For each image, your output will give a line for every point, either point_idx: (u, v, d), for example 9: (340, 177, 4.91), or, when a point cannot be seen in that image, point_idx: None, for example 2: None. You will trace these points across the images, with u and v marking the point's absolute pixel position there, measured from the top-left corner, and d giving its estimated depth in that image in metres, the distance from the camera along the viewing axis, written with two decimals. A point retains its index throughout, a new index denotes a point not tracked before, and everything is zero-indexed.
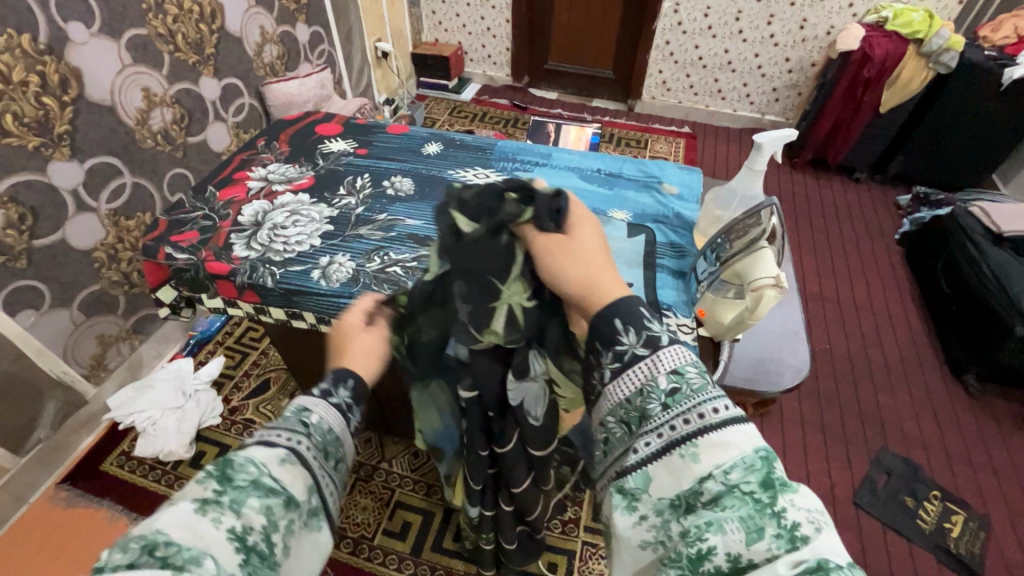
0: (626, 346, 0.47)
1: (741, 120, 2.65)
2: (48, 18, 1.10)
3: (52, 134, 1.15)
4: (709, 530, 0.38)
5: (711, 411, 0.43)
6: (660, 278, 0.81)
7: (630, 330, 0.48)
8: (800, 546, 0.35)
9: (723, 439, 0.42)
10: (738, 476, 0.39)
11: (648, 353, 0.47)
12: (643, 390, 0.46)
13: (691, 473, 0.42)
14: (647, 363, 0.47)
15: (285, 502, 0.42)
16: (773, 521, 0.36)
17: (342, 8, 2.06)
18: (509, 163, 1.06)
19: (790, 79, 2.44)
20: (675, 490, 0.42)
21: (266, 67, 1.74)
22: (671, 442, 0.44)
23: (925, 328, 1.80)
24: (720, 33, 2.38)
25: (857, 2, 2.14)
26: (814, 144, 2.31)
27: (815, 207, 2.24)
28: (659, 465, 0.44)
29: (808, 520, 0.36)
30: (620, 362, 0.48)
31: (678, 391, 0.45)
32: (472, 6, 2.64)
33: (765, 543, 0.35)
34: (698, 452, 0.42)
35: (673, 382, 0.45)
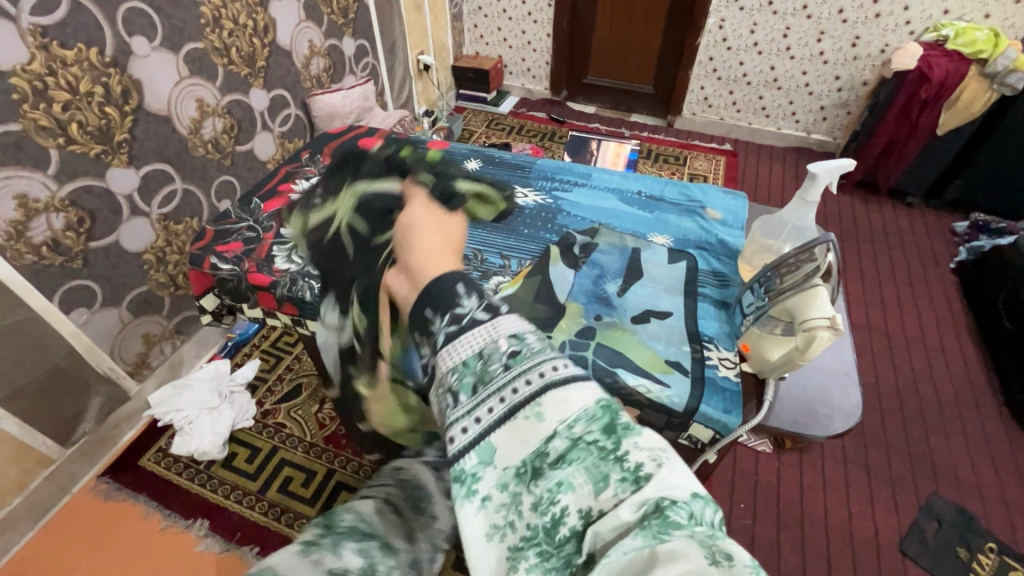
0: (466, 310, 0.58)
1: (786, 139, 2.57)
2: (114, 33, 1.16)
3: (112, 142, 1.21)
4: (561, 491, 0.45)
5: (549, 370, 0.51)
6: (702, 308, 0.79)
7: (472, 296, 0.59)
8: (642, 485, 0.44)
9: (565, 399, 0.49)
10: (581, 429, 0.47)
11: (485, 317, 0.56)
12: (485, 352, 0.54)
13: (537, 434, 0.48)
14: (486, 326, 0.56)
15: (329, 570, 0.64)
16: (618, 467, 0.45)
17: (387, 22, 2.10)
18: (546, 182, 1.05)
19: (839, 98, 2.36)
20: (522, 456, 0.48)
21: (313, 78, 1.79)
22: (514, 405, 0.50)
23: (982, 365, 1.69)
24: (766, 50, 2.33)
25: (914, 19, 2.06)
26: (863, 166, 2.22)
27: (864, 232, 2.15)
28: (505, 431, 0.50)
29: (649, 458, 0.45)
30: (457, 324, 0.57)
31: (517, 353, 0.53)
32: (514, 19, 2.66)
33: (611, 489, 0.44)
34: (542, 411, 0.49)
35: (513, 346, 0.54)
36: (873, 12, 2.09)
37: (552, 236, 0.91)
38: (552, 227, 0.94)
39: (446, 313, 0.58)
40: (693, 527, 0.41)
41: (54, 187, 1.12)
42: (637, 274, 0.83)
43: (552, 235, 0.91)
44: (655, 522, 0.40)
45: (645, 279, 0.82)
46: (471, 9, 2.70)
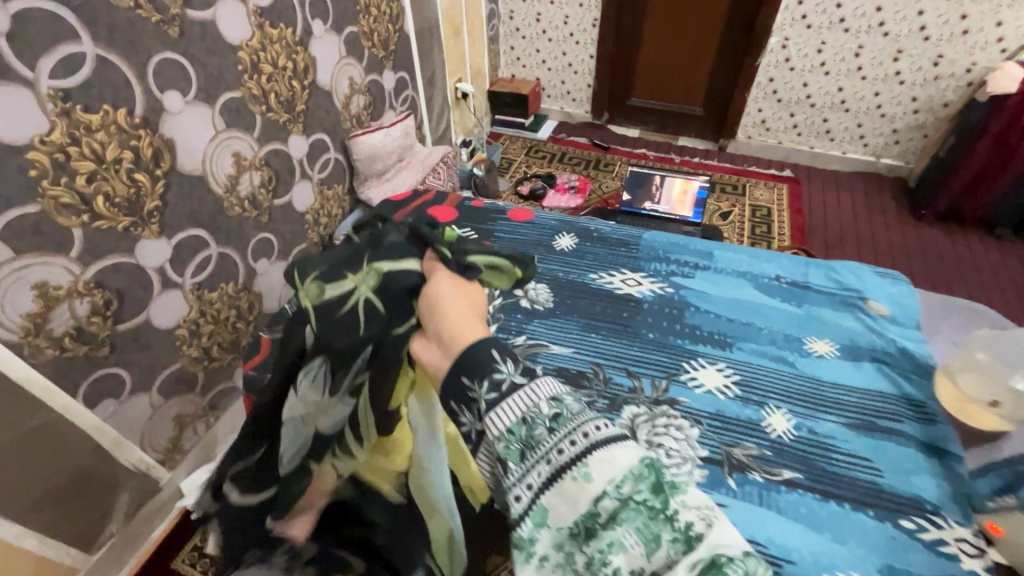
0: (503, 375, 0.46)
1: (851, 164, 2.35)
2: (145, 89, 1.01)
3: (142, 212, 1.06)
4: (612, 550, 0.40)
5: (594, 430, 0.44)
6: (896, 449, 0.77)
7: (507, 357, 0.47)
8: (696, 546, 0.39)
9: (610, 455, 0.43)
10: (630, 489, 0.42)
11: (524, 381, 0.46)
12: (525, 418, 0.45)
13: (587, 496, 0.42)
14: (525, 390, 0.46)
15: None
16: (668, 527, 0.40)
17: (427, 51, 1.96)
18: (662, 266, 1.07)
19: (915, 120, 2.15)
20: (573, 517, 0.43)
21: (353, 118, 1.63)
22: (560, 467, 0.43)
23: None
24: (834, 70, 2.14)
25: (1008, 36, 1.87)
26: (948, 194, 2.00)
27: (953, 268, 1.92)
28: (552, 494, 0.43)
29: (698, 516, 0.41)
30: (496, 392, 0.46)
31: (560, 415, 0.45)
32: (555, 40, 2.50)
33: (664, 551, 0.39)
34: (590, 471, 0.43)
35: (554, 408, 0.45)
36: (960, 29, 1.90)
37: (695, 345, 0.91)
38: (686, 330, 0.94)
39: (483, 379, 0.46)
40: None
41: (78, 271, 0.97)
42: (800, 399, 0.83)
43: (694, 342, 0.91)
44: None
45: (812, 406, 0.82)
46: (508, 31, 2.54)
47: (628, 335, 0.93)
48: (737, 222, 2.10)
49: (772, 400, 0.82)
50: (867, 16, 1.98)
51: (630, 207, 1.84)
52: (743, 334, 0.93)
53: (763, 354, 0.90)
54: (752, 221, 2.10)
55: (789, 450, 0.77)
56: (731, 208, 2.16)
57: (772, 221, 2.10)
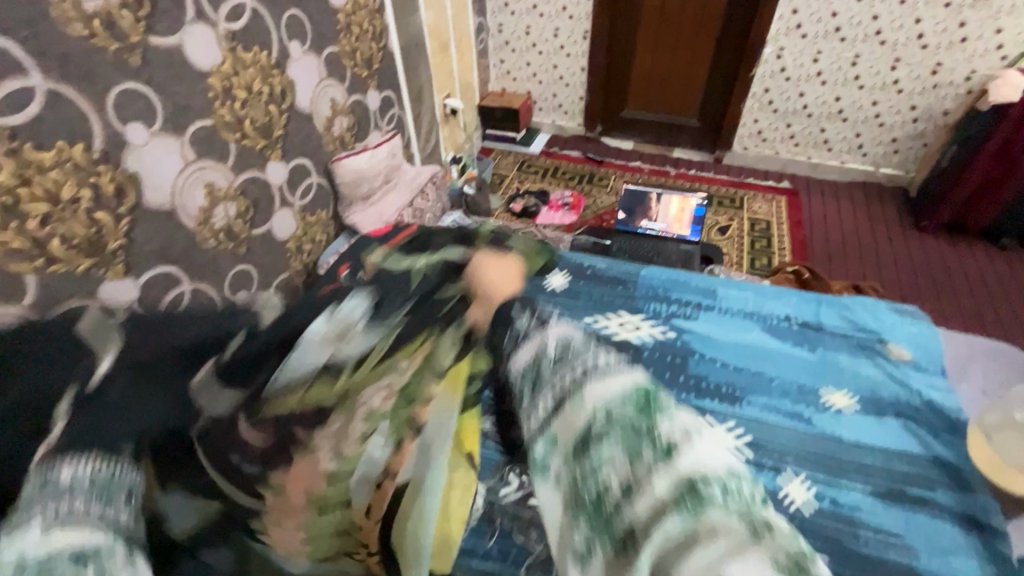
0: (521, 327, 0.49)
1: (851, 174, 2.29)
2: (105, 122, 0.94)
3: (104, 252, 0.98)
4: (603, 467, 0.40)
5: (593, 362, 0.44)
6: (921, 519, 0.79)
7: (524, 312, 0.50)
8: (675, 458, 0.38)
9: (606, 382, 0.42)
10: (618, 409, 0.41)
11: (537, 329, 0.48)
12: (534, 359, 0.46)
13: (581, 421, 0.41)
14: (536, 337, 0.48)
15: (77, 558, 0.33)
16: (651, 444, 0.39)
17: (414, 68, 1.90)
18: (666, 307, 1.09)
19: (915, 129, 2.10)
20: (570, 437, 0.42)
21: (335, 140, 1.57)
22: (562, 397, 0.43)
23: None
24: (831, 79, 2.10)
25: (1007, 43, 1.83)
26: (953, 204, 1.93)
27: (960, 281, 1.86)
28: (556, 422, 0.43)
29: (681, 432, 0.40)
30: (515, 342, 0.48)
31: (566, 352, 0.45)
32: (545, 53, 2.45)
33: (648, 466, 0.38)
34: (585, 396, 0.42)
35: (560, 347, 0.46)
36: (958, 36, 1.86)
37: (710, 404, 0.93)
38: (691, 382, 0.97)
39: (502, 329, 0.50)
40: (731, 508, 0.36)
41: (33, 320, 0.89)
42: (830, 469, 0.84)
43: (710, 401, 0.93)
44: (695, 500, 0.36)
45: (840, 472, 0.84)
46: (497, 44, 2.49)
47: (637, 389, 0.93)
48: (736, 237, 2.05)
49: (790, 464, 0.84)
50: (864, 25, 1.94)
51: (624, 226, 1.78)
52: (760, 389, 0.94)
53: (779, 411, 0.92)
54: (751, 236, 2.04)
55: (814, 525, 0.78)
56: (729, 222, 2.10)
57: (771, 235, 2.04)
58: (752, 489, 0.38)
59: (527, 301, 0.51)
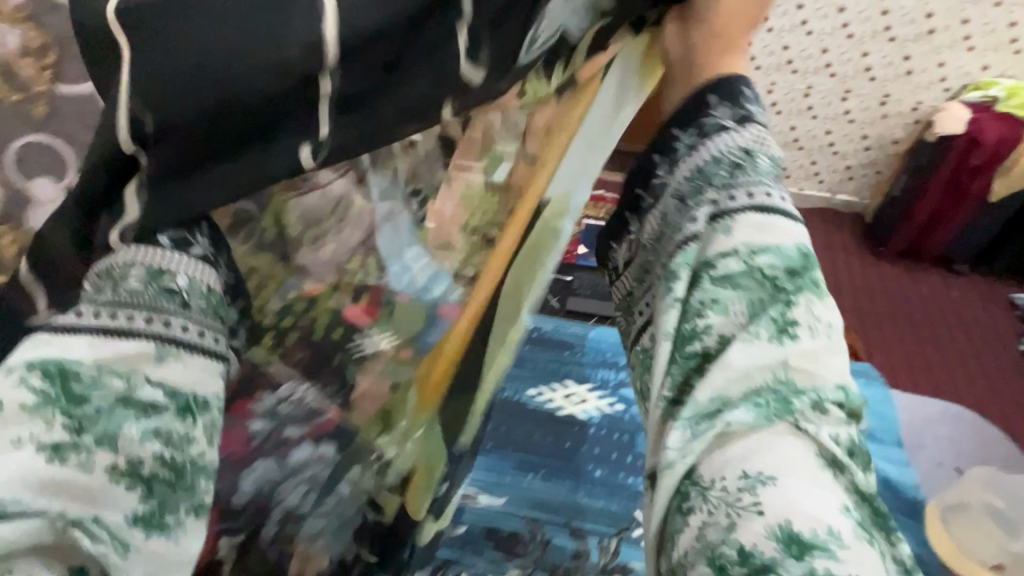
0: (718, 116, 0.42)
1: (808, 201, 2.29)
2: None
3: None
4: (712, 308, 0.38)
5: (767, 197, 0.40)
6: None
7: (725, 101, 0.42)
8: (788, 341, 0.37)
9: (769, 222, 0.39)
10: (765, 262, 0.38)
11: (735, 125, 0.42)
12: (708, 164, 0.41)
13: (720, 245, 0.39)
14: (728, 133, 0.41)
15: (181, 411, 0.31)
16: (778, 310, 0.37)
17: None
18: (609, 373, 0.94)
19: (868, 157, 2.14)
20: (705, 252, 0.39)
21: None
22: (723, 209, 0.40)
23: None
24: (786, 110, 2.09)
25: (950, 76, 1.92)
26: (909, 232, 1.95)
27: (917, 309, 1.87)
28: (694, 235, 0.40)
29: (813, 328, 0.37)
30: (700, 134, 0.42)
31: (744, 168, 0.41)
32: None
33: (763, 333, 0.37)
34: (735, 226, 0.39)
35: (740, 161, 0.41)
36: (904, 69, 1.93)
37: None
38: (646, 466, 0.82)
39: (701, 112, 0.42)
40: (809, 414, 0.36)
41: None
42: None
43: None
44: (786, 393, 0.36)
45: None
46: None
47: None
48: None
49: None
50: (815, 58, 1.96)
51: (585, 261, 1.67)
52: None
53: None
54: None
55: None
56: None
57: None
58: (845, 410, 0.37)
59: (731, 85, 0.43)
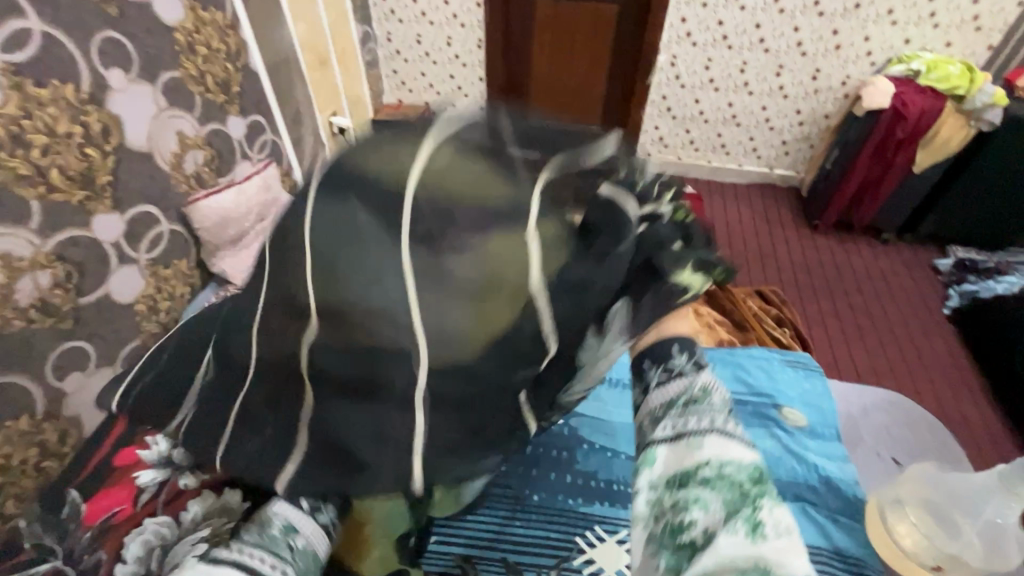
0: (679, 363, 0.51)
1: (748, 176, 2.35)
2: None
3: None
4: (694, 504, 0.42)
5: (725, 424, 0.46)
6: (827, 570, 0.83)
7: (682, 351, 0.52)
8: (759, 537, 0.39)
9: (728, 444, 0.44)
10: (733, 469, 0.43)
11: (694, 370, 0.50)
12: (674, 397, 0.48)
13: (692, 458, 0.44)
14: (687, 374, 0.50)
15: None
16: (749, 509, 0.40)
17: (287, 86, 1.66)
18: None
19: (802, 132, 2.18)
20: (677, 464, 0.44)
21: (190, 179, 1.29)
22: (685, 430, 0.46)
23: (1009, 431, 1.53)
24: (723, 86, 2.12)
25: (875, 50, 1.93)
26: (838, 206, 2.01)
27: (849, 279, 1.95)
28: (666, 449, 0.46)
29: (778, 527, 0.40)
30: (663, 373, 0.51)
31: (705, 400, 0.47)
32: (440, 63, 2.31)
33: (739, 527, 0.39)
34: (703, 441, 0.45)
35: (700, 394, 0.48)
36: (834, 44, 1.94)
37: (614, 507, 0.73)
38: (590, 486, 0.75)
39: (658, 359, 0.52)
40: None
41: None
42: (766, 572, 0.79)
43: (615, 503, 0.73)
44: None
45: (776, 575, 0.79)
46: (388, 54, 2.32)
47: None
48: None
49: None
50: (748, 33, 1.96)
51: None
52: None
53: None
54: None
55: None
56: None
57: None
58: None
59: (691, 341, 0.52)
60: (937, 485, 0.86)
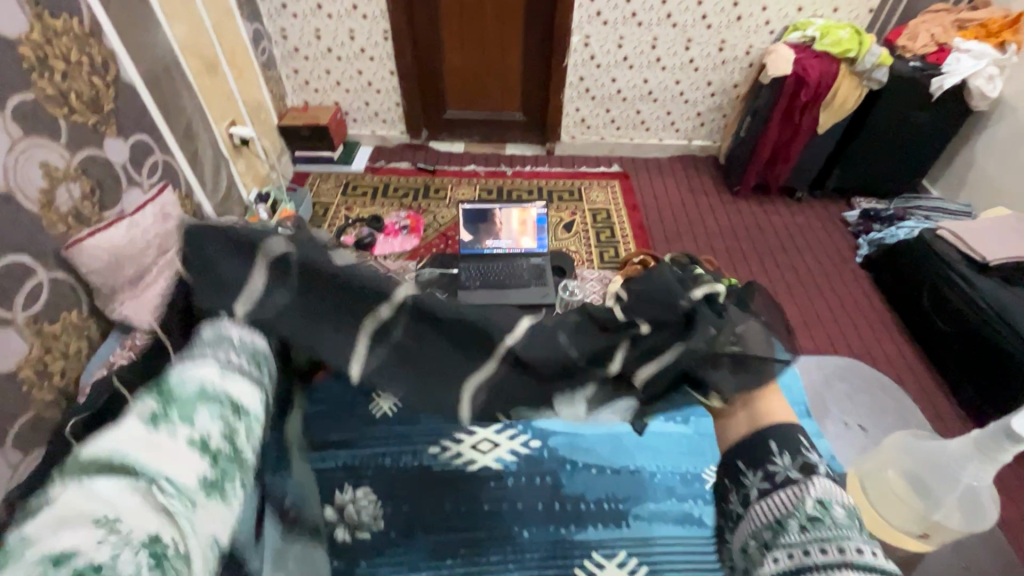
0: (779, 468, 0.68)
1: (669, 149, 2.41)
2: None
3: None
4: None
5: (844, 543, 0.60)
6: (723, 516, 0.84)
7: (783, 454, 0.69)
8: None
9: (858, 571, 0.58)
10: None
11: (798, 477, 0.67)
12: (786, 514, 0.65)
13: None
14: (796, 487, 0.66)
15: (226, 413, 0.65)
16: None
17: (173, 97, 1.46)
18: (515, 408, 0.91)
19: (714, 103, 2.26)
20: None
21: (67, 218, 1.10)
22: (804, 560, 0.60)
23: (925, 365, 1.68)
24: (636, 63, 2.14)
25: (772, 19, 2.01)
26: (755, 171, 2.11)
27: (773, 240, 2.05)
28: None
29: None
30: (767, 481, 0.68)
31: (818, 519, 0.63)
32: (345, 59, 2.16)
33: None
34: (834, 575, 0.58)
35: (817, 512, 0.63)
36: (735, 15, 2.00)
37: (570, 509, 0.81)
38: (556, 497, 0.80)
39: (759, 470, 0.70)
40: None
41: None
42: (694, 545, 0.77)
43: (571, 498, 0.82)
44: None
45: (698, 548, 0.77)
46: (286, 52, 2.14)
47: (501, 545, 0.75)
48: (581, 231, 2.03)
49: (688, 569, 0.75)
50: (655, 10, 1.98)
51: (470, 248, 1.63)
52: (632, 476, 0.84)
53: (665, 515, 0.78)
54: (595, 228, 2.04)
55: None
56: (571, 216, 2.08)
57: (614, 224, 2.06)
58: None
59: (791, 444, 0.69)
60: (912, 450, 0.80)
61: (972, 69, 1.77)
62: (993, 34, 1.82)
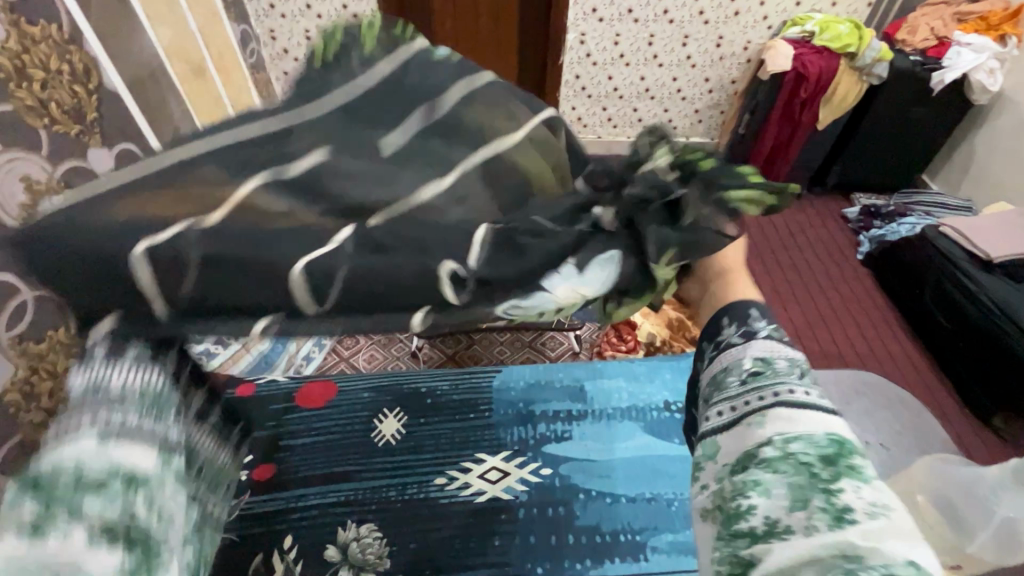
0: (726, 335, 0.50)
1: None
2: None
3: None
4: (755, 489, 0.42)
5: (786, 394, 0.45)
6: None
7: (732, 322, 0.50)
8: (845, 526, 0.38)
9: (792, 416, 0.43)
10: (799, 448, 0.42)
11: (741, 342, 0.49)
12: (725, 369, 0.48)
13: (754, 438, 0.44)
14: (738, 348, 0.49)
15: (127, 482, 0.42)
16: (823, 495, 0.40)
17: None
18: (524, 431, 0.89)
19: (711, 99, 2.23)
20: (737, 454, 0.44)
21: None
22: (744, 414, 0.45)
23: (929, 365, 1.67)
24: (633, 61, 2.11)
25: (770, 14, 1.98)
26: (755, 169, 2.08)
27: (774, 239, 2.02)
28: (729, 435, 0.46)
29: (867, 507, 0.39)
30: (715, 349, 0.51)
31: (760, 372, 0.46)
32: None
33: (810, 514, 0.39)
34: (765, 421, 0.44)
35: (757, 365, 0.47)
36: (732, 10, 1.97)
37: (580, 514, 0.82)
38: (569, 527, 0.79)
39: (708, 340, 0.51)
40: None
41: None
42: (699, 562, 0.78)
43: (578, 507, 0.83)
44: (845, 569, 0.35)
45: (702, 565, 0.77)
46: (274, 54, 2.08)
47: None
48: None
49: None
50: (652, 6, 1.95)
51: None
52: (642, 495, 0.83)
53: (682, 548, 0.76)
54: None
55: None
56: None
57: None
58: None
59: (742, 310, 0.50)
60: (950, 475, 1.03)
61: (973, 63, 1.75)
62: (992, 27, 1.81)
